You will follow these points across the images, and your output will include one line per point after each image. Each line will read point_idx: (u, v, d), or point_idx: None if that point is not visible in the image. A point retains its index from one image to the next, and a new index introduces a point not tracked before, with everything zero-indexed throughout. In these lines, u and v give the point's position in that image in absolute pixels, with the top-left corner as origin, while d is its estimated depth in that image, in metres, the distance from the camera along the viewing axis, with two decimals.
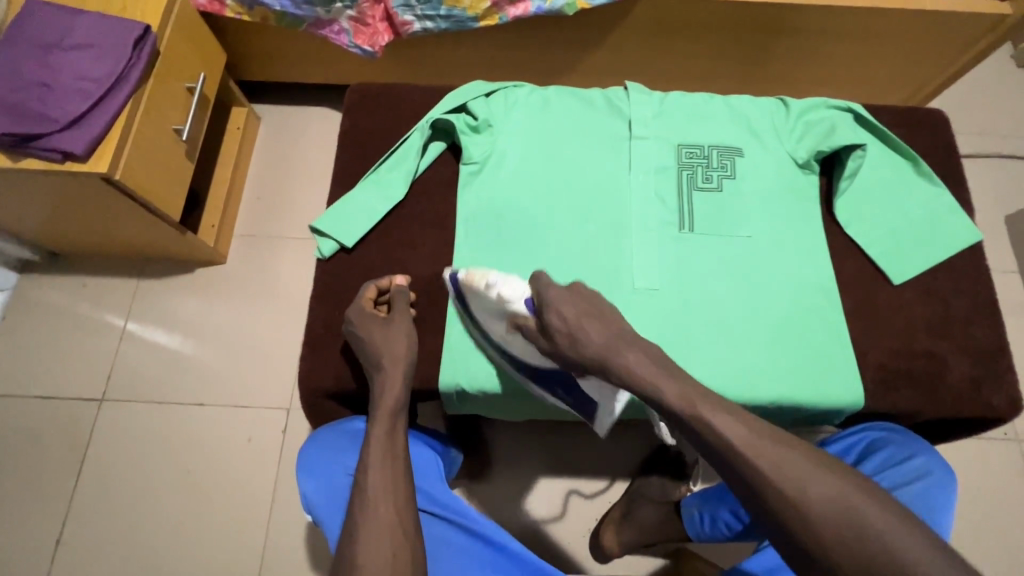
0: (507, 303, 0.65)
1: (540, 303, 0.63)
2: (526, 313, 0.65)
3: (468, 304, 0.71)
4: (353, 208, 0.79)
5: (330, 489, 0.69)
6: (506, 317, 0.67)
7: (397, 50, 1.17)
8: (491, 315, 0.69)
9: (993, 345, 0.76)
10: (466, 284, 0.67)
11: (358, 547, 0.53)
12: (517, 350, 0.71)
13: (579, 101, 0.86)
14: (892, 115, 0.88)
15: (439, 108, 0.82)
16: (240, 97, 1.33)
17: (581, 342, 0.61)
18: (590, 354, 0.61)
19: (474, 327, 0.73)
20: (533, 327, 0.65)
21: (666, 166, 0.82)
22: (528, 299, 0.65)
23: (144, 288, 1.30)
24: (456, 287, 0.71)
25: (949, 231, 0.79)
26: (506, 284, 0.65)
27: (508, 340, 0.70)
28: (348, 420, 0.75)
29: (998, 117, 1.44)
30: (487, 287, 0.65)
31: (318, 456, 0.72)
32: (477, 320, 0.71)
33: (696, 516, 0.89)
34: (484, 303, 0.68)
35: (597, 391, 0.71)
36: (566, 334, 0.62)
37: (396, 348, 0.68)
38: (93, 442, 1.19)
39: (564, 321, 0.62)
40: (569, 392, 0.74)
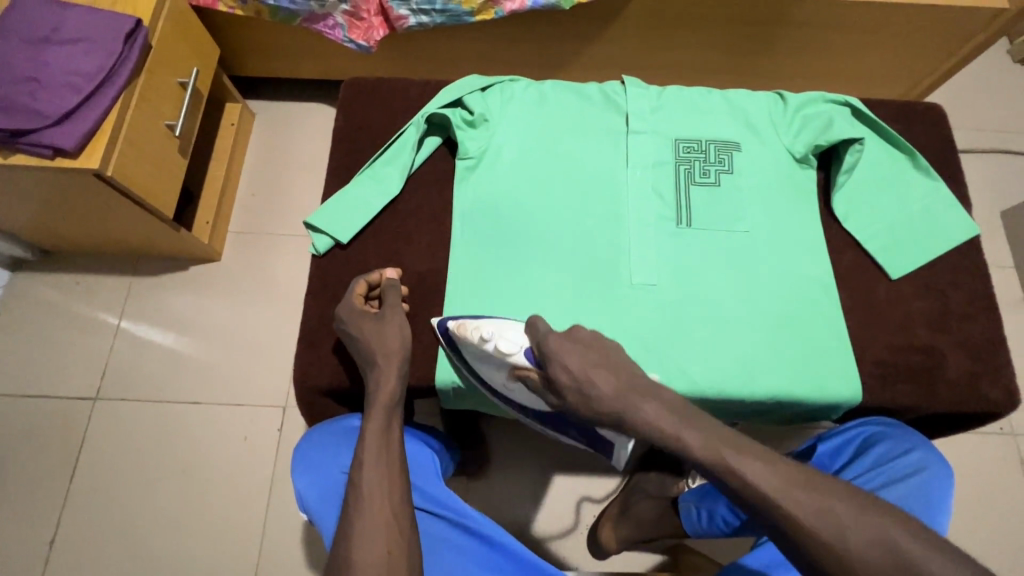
0: (506, 355, 0.65)
1: (542, 356, 0.62)
2: (527, 364, 0.65)
3: (462, 354, 0.70)
4: (348, 203, 0.78)
5: (325, 487, 0.68)
6: (506, 368, 0.67)
7: (392, 45, 1.16)
8: (490, 367, 0.69)
9: (991, 339, 0.76)
10: (457, 334, 0.69)
11: (353, 545, 0.53)
12: (520, 397, 0.72)
13: (576, 96, 0.85)
14: (890, 109, 0.87)
15: (435, 102, 0.81)
16: (234, 93, 1.32)
17: (592, 398, 0.58)
18: (605, 409, 0.58)
19: (468, 373, 0.72)
20: (536, 378, 0.65)
21: (663, 161, 0.81)
22: (527, 350, 0.65)
23: (138, 286, 1.29)
24: (448, 338, 0.71)
25: (947, 226, 0.79)
26: (503, 336, 0.66)
27: (508, 387, 0.71)
28: (343, 418, 0.74)
29: (994, 112, 1.44)
30: (483, 340, 0.66)
31: (312, 454, 0.71)
32: (473, 367, 0.71)
33: (693, 512, 0.89)
34: (479, 353, 0.68)
35: (609, 436, 0.74)
36: (575, 389, 0.60)
37: (391, 341, 0.67)
38: (87, 441, 1.18)
39: (570, 374, 0.60)
40: (582, 432, 0.79)
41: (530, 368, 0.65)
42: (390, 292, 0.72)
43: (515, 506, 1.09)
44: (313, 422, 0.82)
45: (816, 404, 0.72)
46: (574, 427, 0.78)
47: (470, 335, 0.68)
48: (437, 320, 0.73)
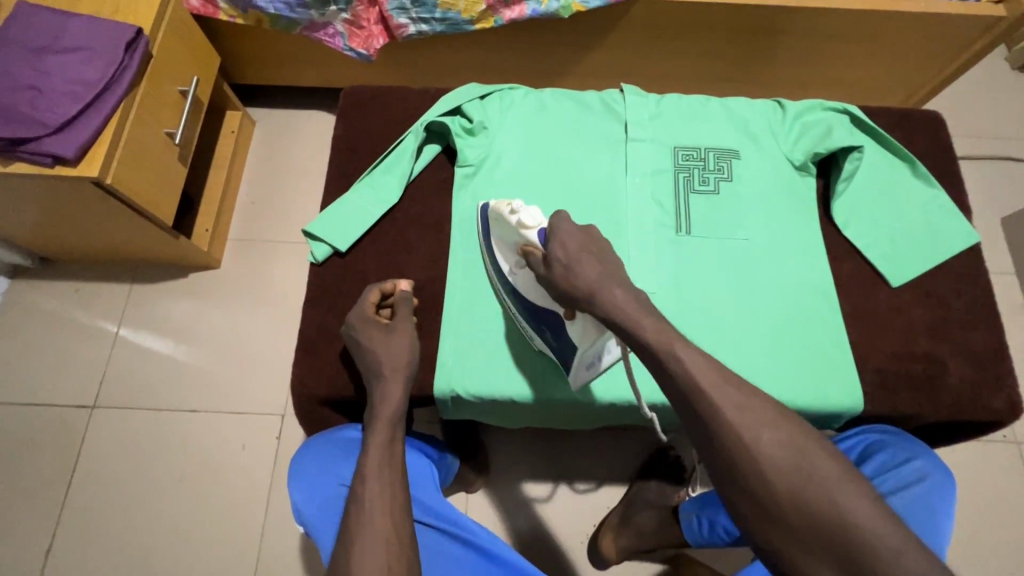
0: (523, 229, 0.63)
1: (551, 233, 0.60)
2: (536, 242, 0.62)
3: (491, 232, 0.71)
4: (347, 212, 0.78)
5: (323, 500, 0.67)
6: (518, 247, 0.66)
7: (392, 53, 1.16)
8: (508, 243, 0.68)
9: (993, 347, 0.75)
10: (493, 209, 0.69)
11: (353, 556, 0.51)
12: (519, 282, 0.68)
13: (575, 104, 0.86)
14: (889, 116, 0.88)
15: (434, 110, 0.81)
16: (234, 101, 1.33)
17: (574, 273, 0.57)
18: (580, 285, 0.57)
19: (490, 257, 0.73)
20: (538, 256, 0.61)
21: (662, 169, 0.81)
22: (542, 230, 0.62)
23: (137, 294, 1.28)
24: (485, 218, 0.73)
25: (947, 233, 0.79)
26: (528, 212, 0.64)
27: (516, 273, 0.68)
28: (343, 429, 0.74)
29: (993, 119, 1.44)
30: (510, 212, 0.65)
31: (310, 465, 0.70)
32: (495, 251, 0.72)
33: (694, 522, 0.88)
34: (505, 230, 0.67)
35: (581, 333, 0.62)
36: (562, 265, 0.58)
37: (399, 353, 0.67)
38: (84, 451, 1.17)
39: (565, 252, 0.58)
40: (557, 336, 0.67)
41: (537, 245, 0.62)
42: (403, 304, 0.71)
43: (515, 515, 1.08)
44: (311, 431, 0.82)
45: (819, 413, 0.71)
46: (551, 324, 0.67)
47: (502, 208, 0.67)
48: (482, 203, 0.75)
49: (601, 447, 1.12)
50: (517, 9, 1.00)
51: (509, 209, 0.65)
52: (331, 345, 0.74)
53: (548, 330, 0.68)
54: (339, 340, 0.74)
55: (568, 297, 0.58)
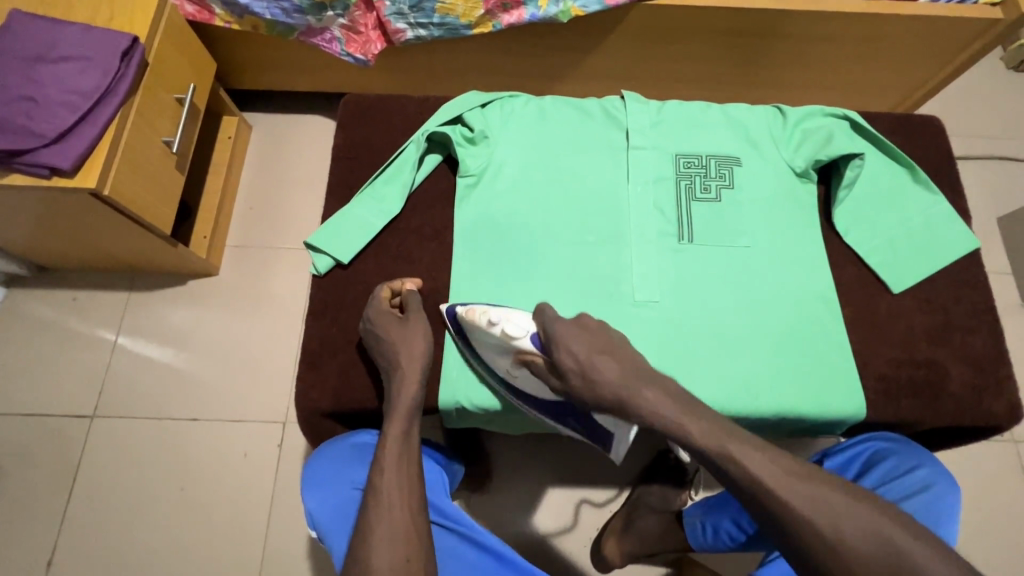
0: (511, 340, 0.66)
1: (549, 341, 0.64)
2: (532, 349, 0.66)
3: (469, 339, 0.71)
4: (348, 223, 0.77)
5: (336, 503, 0.68)
6: (511, 354, 0.67)
7: (389, 57, 1.16)
8: (496, 355, 0.69)
9: (993, 352, 0.76)
10: (465, 320, 0.69)
11: (372, 550, 0.54)
12: (521, 382, 0.70)
13: (576, 111, 0.85)
14: (889, 121, 0.88)
15: (435, 119, 0.81)
16: (231, 106, 1.32)
17: (595, 382, 0.61)
18: (608, 394, 0.60)
19: (474, 359, 0.72)
20: (543, 365, 0.66)
21: (663, 176, 0.81)
22: (534, 335, 0.66)
23: (135, 302, 1.28)
24: (456, 326, 0.71)
25: (948, 240, 0.79)
26: (511, 321, 0.66)
27: (511, 374, 0.70)
28: (351, 434, 0.74)
29: (990, 119, 1.45)
30: (491, 324, 0.66)
31: (322, 470, 0.70)
32: (480, 354, 0.71)
33: (698, 526, 0.88)
34: (485, 339, 0.68)
35: (613, 425, 0.71)
36: (577, 371, 0.62)
37: (415, 346, 0.68)
38: (84, 462, 1.16)
39: (576, 360, 0.62)
40: (582, 422, 0.75)
41: (535, 352, 0.66)
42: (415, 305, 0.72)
43: (518, 519, 1.08)
44: (315, 442, 0.82)
45: (824, 418, 0.72)
46: (574, 415, 0.74)
47: (478, 320, 0.68)
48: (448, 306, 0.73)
49: (602, 451, 1.13)
50: (516, 14, 1.00)
51: (488, 321, 0.66)
52: (335, 357, 0.73)
53: (573, 419, 0.75)
54: (343, 351, 0.74)
55: (587, 381, 0.61)
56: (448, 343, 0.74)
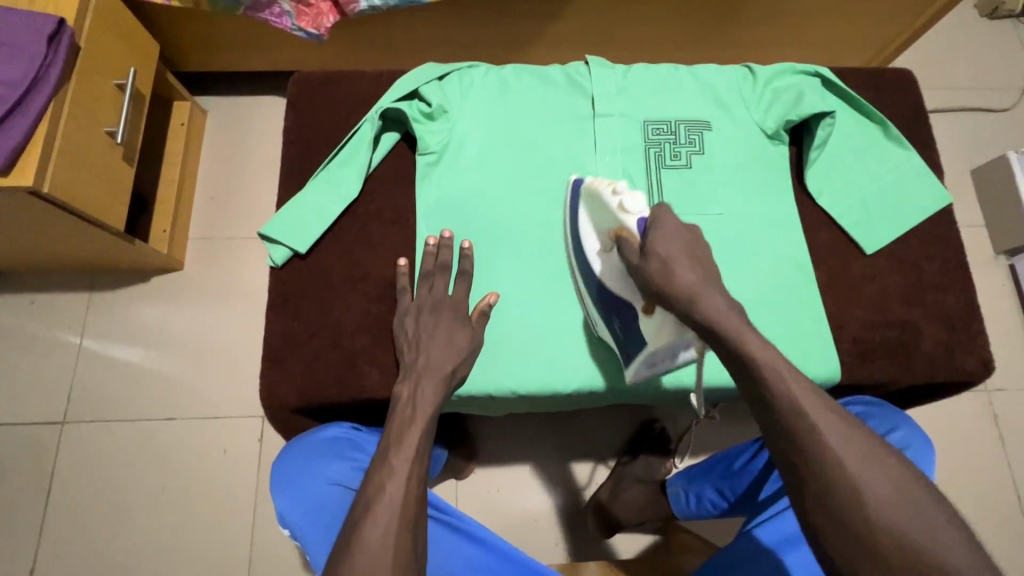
0: (622, 214, 0.60)
1: (654, 223, 0.57)
2: (635, 229, 0.59)
3: (582, 210, 0.68)
4: (304, 210, 0.73)
5: (309, 502, 0.66)
6: (612, 230, 0.63)
7: (345, 29, 1.09)
8: (603, 224, 0.65)
9: (964, 309, 0.76)
10: (590, 186, 0.65)
11: (367, 526, 0.50)
12: (604, 268, 0.66)
13: (539, 79, 0.81)
14: (862, 76, 0.85)
15: (389, 95, 0.76)
16: (181, 90, 1.24)
17: (672, 274, 0.54)
18: (679, 288, 0.54)
19: (574, 245, 0.71)
20: (635, 244, 0.58)
21: (632, 145, 0.78)
22: (643, 218, 0.59)
23: (97, 303, 1.23)
24: (578, 196, 0.70)
25: (919, 196, 0.78)
26: (632, 195, 0.60)
27: (603, 258, 0.66)
28: (319, 430, 0.72)
29: (964, 69, 1.43)
30: (613, 193, 0.61)
31: (292, 470, 0.68)
32: (584, 228, 0.68)
33: (682, 495, 0.90)
34: (601, 209, 0.64)
35: (655, 328, 0.61)
36: (661, 260, 0.55)
37: (445, 333, 0.66)
38: (59, 469, 1.14)
39: (666, 249, 0.55)
40: (626, 327, 0.66)
41: (635, 233, 0.58)
42: (442, 277, 0.70)
43: (505, 497, 1.09)
44: (288, 437, 0.80)
45: None
46: (622, 315, 0.66)
47: (603, 187, 0.63)
48: (576, 178, 0.72)
49: (584, 425, 1.14)
50: None
51: (611, 190, 0.61)
52: (299, 351, 0.70)
53: (618, 320, 0.66)
54: (308, 344, 0.71)
55: (665, 269, 0.55)
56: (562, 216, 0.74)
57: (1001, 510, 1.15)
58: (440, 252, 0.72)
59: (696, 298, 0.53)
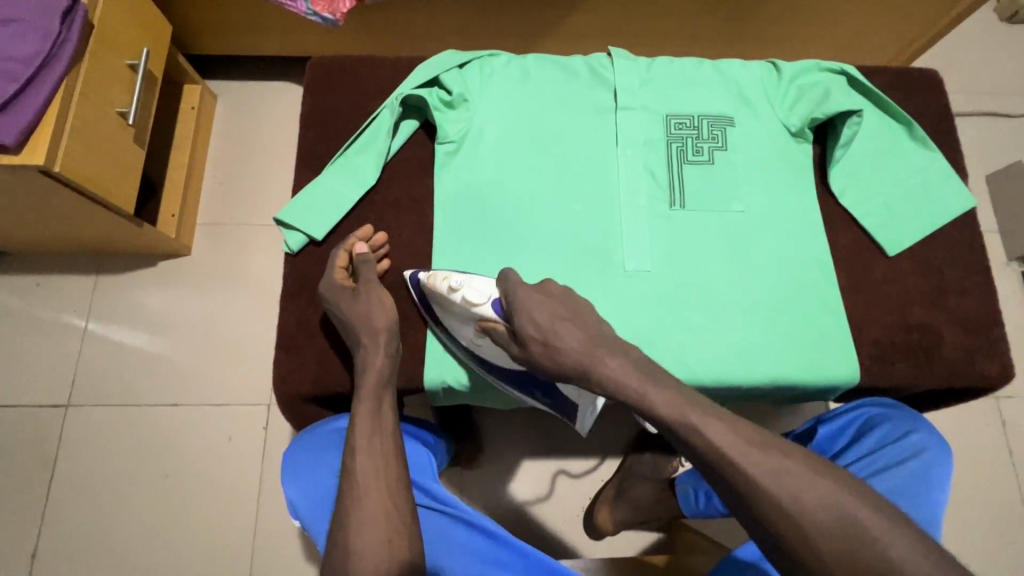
0: (472, 307, 0.62)
1: (510, 308, 0.60)
2: (494, 316, 0.62)
3: (431, 312, 0.68)
4: (321, 196, 0.72)
5: (316, 492, 0.65)
6: (472, 323, 0.64)
7: (361, 15, 1.08)
8: (455, 321, 0.65)
9: (987, 314, 0.74)
10: (426, 288, 0.65)
11: (351, 534, 0.53)
12: (482, 352, 0.66)
13: (561, 70, 0.80)
14: (889, 75, 0.83)
15: (409, 82, 0.75)
16: (192, 74, 1.23)
17: (556, 348, 0.58)
18: (569, 362, 0.58)
19: (439, 331, 0.68)
20: (504, 332, 0.61)
21: (654, 139, 0.78)
22: (495, 301, 0.62)
23: (103, 286, 1.22)
24: (419, 291, 0.68)
25: (943, 198, 0.77)
26: (471, 286, 0.62)
27: (473, 345, 0.66)
28: (331, 421, 0.71)
29: (982, 73, 1.43)
30: (451, 290, 0.62)
31: (302, 460, 0.68)
32: (441, 335, 0.68)
33: (690, 494, 0.90)
34: (450, 309, 0.65)
35: (577, 393, 0.69)
36: (540, 341, 0.58)
37: (374, 320, 0.65)
38: (62, 453, 1.13)
39: (538, 327, 0.58)
40: (548, 394, 0.71)
41: (497, 319, 0.61)
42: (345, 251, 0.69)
43: (509, 492, 1.09)
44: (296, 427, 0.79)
45: (821, 385, 0.70)
46: (540, 386, 0.70)
47: (439, 286, 0.64)
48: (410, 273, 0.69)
49: (591, 421, 1.14)
50: None
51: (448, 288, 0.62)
52: (311, 340, 0.69)
53: (539, 390, 0.71)
54: (321, 333, 0.69)
55: (548, 349, 0.58)
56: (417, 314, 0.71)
57: (1002, 517, 1.16)
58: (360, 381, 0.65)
59: None
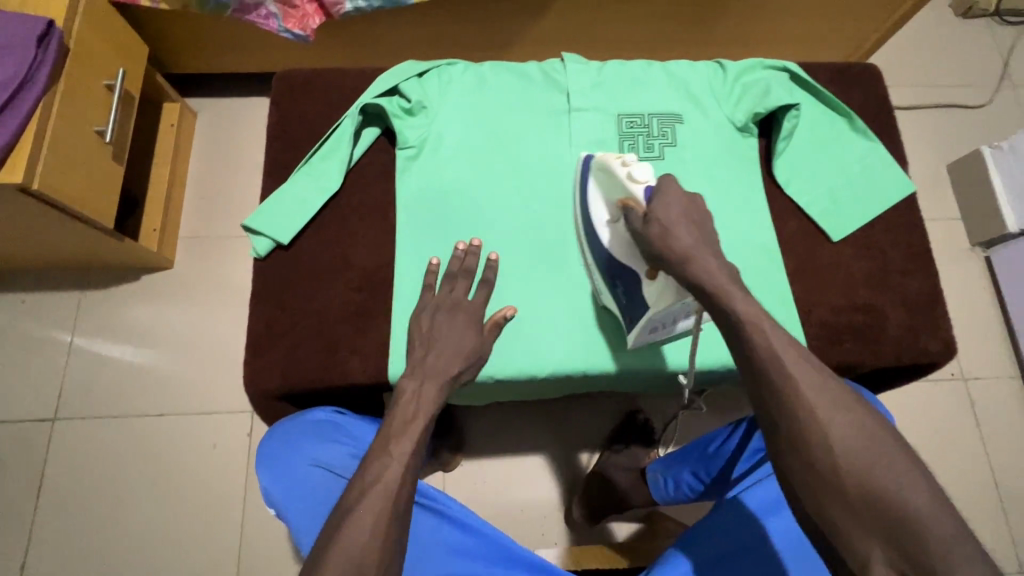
0: (631, 182, 0.64)
1: (657, 191, 0.61)
2: (639, 197, 0.63)
3: (593, 182, 0.72)
4: (286, 203, 0.75)
5: (290, 481, 0.68)
6: (619, 202, 0.66)
7: (331, 31, 1.12)
8: (611, 196, 0.69)
9: (929, 293, 0.78)
10: (601, 160, 0.70)
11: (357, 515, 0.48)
12: (611, 237, 0.69)
13: (516, 75, 0.84)
14: (831, 70, 0.87)
15: (370, 91, 0.78)
16: (171, 92, 1.27)
17: (670, 237, 0.57)
18: (674, 250, 0.56)
19: (583, 211, 0.74)
20: (639, 212, 0.61)
21: (607, 138, 0.81)
22: (649, 187, 0.63)
23: (88, 301, 1.24)
24: (591, 168, 0.74)
25: (883, 184, 0.81)
26: (639, 167, 0.65)
27: (612, 228, 0.69)
28: (308, 411, 0.74)
29: (939, 67, 1.48)
30: (622, 164, 0.66)
31: (278, 450, 0.71)
32: (593, 201, 0.72)
33: (661, 480, 0.92)
34: (612, 180, 0.68)
35: (657, 295, 0.63)
36: (661, 226, 0.58)
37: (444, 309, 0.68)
38: (50, 466, 1.15)
39: (665, 215, 0.58)
40: (629, 294, 0.68)
41: (641, 202, 0.62)
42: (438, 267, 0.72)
43: (490, 487, 1.12)
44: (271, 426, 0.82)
45: None
46: (625, 282, 0.68)
47: (614, 161, 0.68)
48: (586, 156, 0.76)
49: (568, 414, 1.17)
50: None
51: (621, 162, 0.66)
52: (280, 339, 0.72)
53: (621, 286, 0.69)
54: (290, 332, 0.72)
55: (663, 235, 0.58)
56: (574, 190, 0.77)
57: (970, 494, 1.20)
58: (466, 258, 0.72)
59: (689, 260, 0.56)
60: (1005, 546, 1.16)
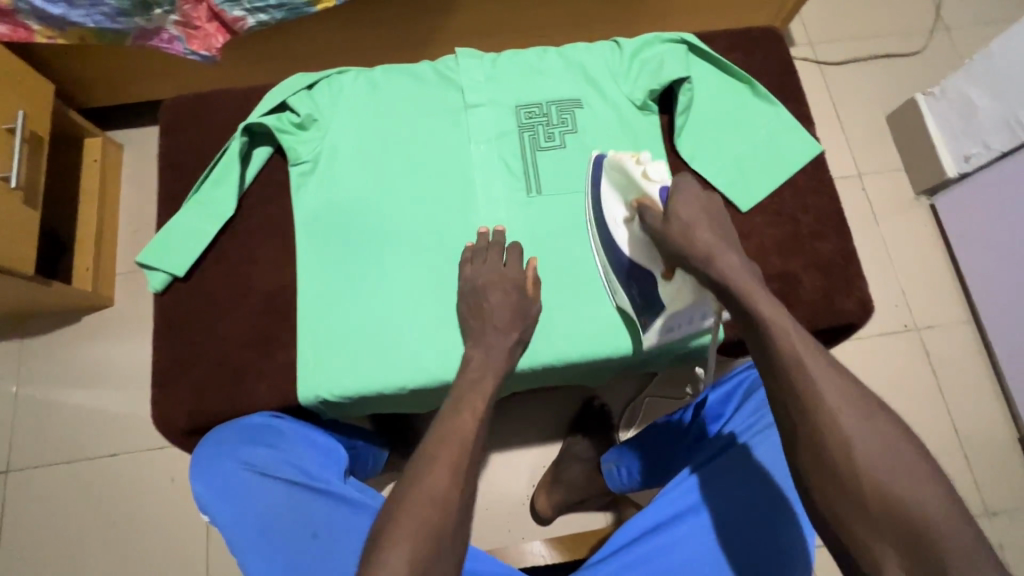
0: (646, 182, 0.64)
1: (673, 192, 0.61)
2: (655, 198, 0.62)
3: (604, 180, 0.72)
4: (178, 235, 0.74)
5: (226, 488, 0.62)
6: (633, 201, 0.66)
7: (237, 48, 1.09)
8: (622, 195, 0.68)
9: (842, 254, 0.77)
10: (613, 160, 0.68)
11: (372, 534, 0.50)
12: (624, 237, 0.69)
13: (409, 77, 0.82)
14: (731, 37, 0.86)
15: (256, 111, 0.76)
16: (89, 127, 1.23)
17: (693, 235, 0.58)
18: (699, 245, 0.57)
19: (596, 217, 0.74)
20: (656, 212, 0.62)
21: (506, 130, 0.80)
22: (664, 187, 0.62)
23: (29, 349, 1.22)
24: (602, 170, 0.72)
25: (789, 149, 0.80)
26: (654, 165, 0.64)
27: (624, 229, 0.69)
28: (247, 416, 0.69)
29: (870, 18, 1.46)
30: (636, 163, 0.65)
31: (213, 454, 0.65)
32: (603, 196, 0.72)
33: (615, 470, 0.90)
34: (622, 179, 0.67)
35: (676, 293, 0.65)
36: (683, 225, 0.59)
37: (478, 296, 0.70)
38: (7, 519, 1.14)
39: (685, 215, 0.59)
40: (645, 294, 0.70)
41: (657, 201, 0.62)
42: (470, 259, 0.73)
43: None
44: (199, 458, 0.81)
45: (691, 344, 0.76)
46: (641, 282, 0.70)
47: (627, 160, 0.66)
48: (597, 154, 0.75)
49: (521, 409, 1.16)
50: None
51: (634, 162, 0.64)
52: (188, 373, 0.72)
53: (637, 286, 0.71)
54: (196, 365, 0.72)
55: (687, 231, 0.58)
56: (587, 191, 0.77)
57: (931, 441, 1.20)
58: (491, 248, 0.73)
59: (713, 256, 0.57)
60: (967, 491, 1.17)
